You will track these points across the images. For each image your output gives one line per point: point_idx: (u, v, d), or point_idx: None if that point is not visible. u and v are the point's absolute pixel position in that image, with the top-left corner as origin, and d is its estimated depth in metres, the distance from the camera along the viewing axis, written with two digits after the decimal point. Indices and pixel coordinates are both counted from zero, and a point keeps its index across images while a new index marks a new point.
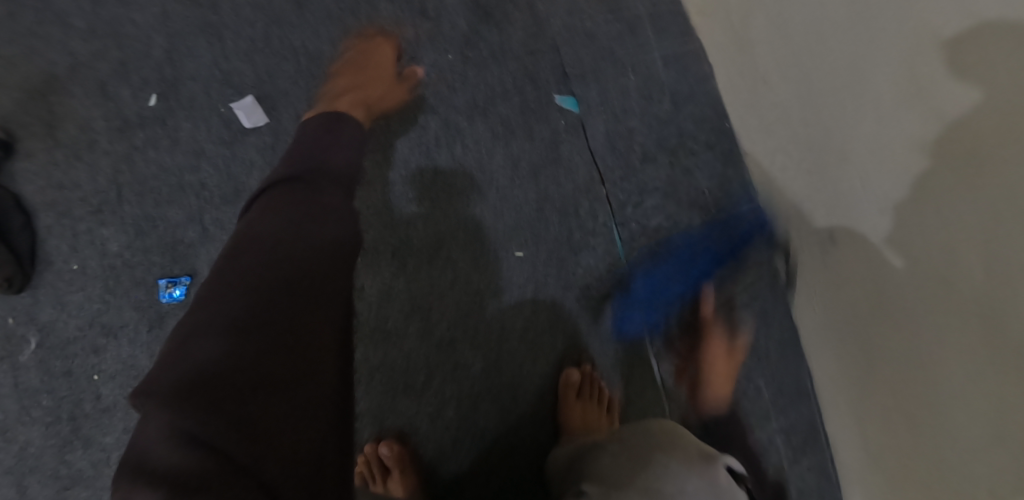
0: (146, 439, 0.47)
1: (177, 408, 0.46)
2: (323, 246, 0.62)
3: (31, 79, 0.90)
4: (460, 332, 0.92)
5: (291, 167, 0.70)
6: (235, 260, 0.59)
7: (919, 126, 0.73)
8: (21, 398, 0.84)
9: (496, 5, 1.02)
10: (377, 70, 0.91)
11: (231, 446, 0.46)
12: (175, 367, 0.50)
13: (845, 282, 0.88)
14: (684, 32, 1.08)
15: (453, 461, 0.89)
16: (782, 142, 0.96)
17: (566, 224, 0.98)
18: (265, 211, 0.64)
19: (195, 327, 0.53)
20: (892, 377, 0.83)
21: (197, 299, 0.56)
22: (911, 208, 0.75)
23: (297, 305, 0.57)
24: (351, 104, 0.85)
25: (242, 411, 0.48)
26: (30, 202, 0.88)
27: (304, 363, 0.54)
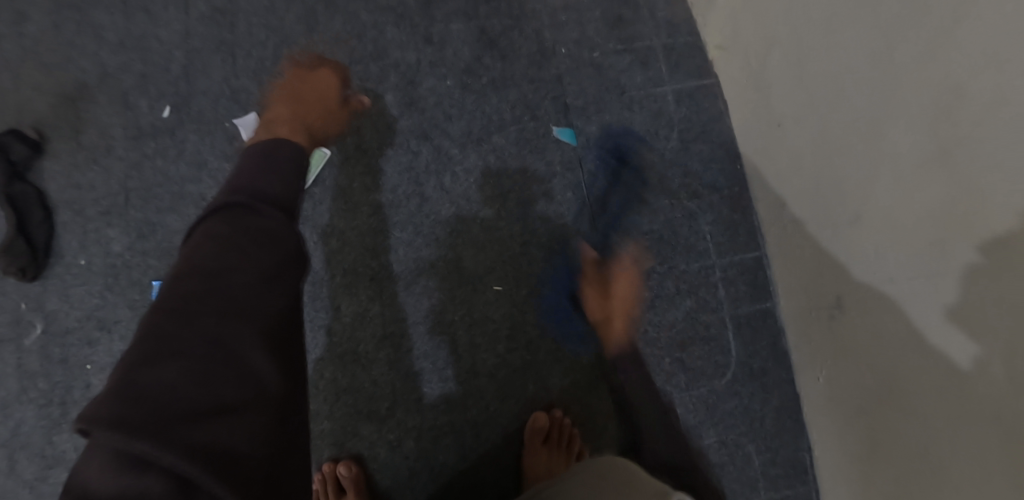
0: (94, 472, 0.43)
1: (138, 434, 0.43)
2: (273, 268, 0.60)
3: (65, 86, 0.98)
4: (429, 362, 0.91)
5: (234, 192, 0.65)
6: (182, 283, 0.55)
7: (935, 192, 0.67)
8: (22, 378, 0.91)
9: (501, 32, 1.00)
10: (318, 97, 0.91)
11: (201, 474, 0.44)
12: (122, 395, 0.45)
13: (866, 352, 0.81)
14: (701, 66, 1.02)
15: (407, 492, 0.89)
16: (795, 192, 0.89)
17: (552, 261, 0.94)
18: (208, 236, 0.60)
19: (144, 353, 0.49)
20: (904, 460, 0.77)
21: (141, 325, 0.51)
22: (931, 283, 0.69)
23: (244, 331, 0.54)
24: (291, 129, 0.83)
25: (206, 439, 0.46)
26: (52, 198, 0.95)
27: (261, 388, 0.52)
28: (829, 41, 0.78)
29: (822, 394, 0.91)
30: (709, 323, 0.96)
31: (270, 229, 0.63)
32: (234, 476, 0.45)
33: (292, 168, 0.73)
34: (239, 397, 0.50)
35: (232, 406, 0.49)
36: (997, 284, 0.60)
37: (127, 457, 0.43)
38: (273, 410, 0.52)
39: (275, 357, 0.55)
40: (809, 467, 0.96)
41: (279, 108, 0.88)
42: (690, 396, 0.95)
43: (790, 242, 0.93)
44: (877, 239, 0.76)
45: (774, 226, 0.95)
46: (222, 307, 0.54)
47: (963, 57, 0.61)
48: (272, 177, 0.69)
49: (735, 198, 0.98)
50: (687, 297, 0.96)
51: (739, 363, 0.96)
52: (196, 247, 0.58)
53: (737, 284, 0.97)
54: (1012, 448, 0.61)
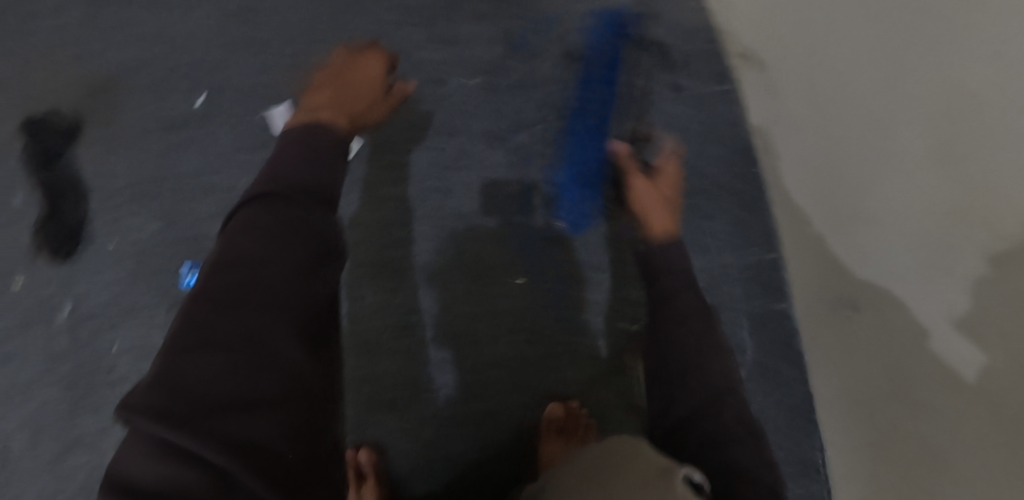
0: (137, 460, 0.46)
1: (182, 429, 0.45)
2: (305, 257, 0.60)
3: (100, 75, 1.01)
4: (448, 353, 0.93)
5: (274, 180, 0.65)
6: (220, 274, 0.55)
7: (941, 191, 0.72)
8: (49, 358, 0.93)
9: (526, 34, 1.03)
10: (364, 85, 0.88)
11: (237, 469, 0.47)
12: (165, 384, 0.47)
13: (865, 349, 0.85)
14: (721, 71, 1.03)
15: (424, 481, 0.90)
16: (801, 190, 0.93)
17: (571, 256, 0.97)
18: (249, 222, 0.60)
19: (183, 344, 0.50)
20: (903, 464, 0.79)
21: (178, 316, 0.53)
22: (937, 279, 0.74)
23: (279, 321, 0.55)
24: (334, 116, 0.79)
25: (242, 432, 0.48)
26: (84, 184, 0.98)
27: (294, 379, 0.53)
28: (852, 50, 0.80)
29: (833, 393, 0.93)
30: (724, 321, 0.98)
31: (305, 219, 0.62)
32: (268, 468, 0.48)
33: (328, 153, 0.71)
34: (272, 393, 0.51)
35: (267, 399, 0.51)
36: (1003, 276, 0.66)
37: (169, 450, 0.46)
38: (303, 401, 0.54)
39: (305, 348, 0.56)
40: (820, 467, 0.96)
41: (321, 91, 0.85)
42: None
43: (804, 241, 0.95)
44: (896, 245, 0.78)
45: (791, 228, 0.97)
46: (257, 301, 0.54)
47: (970, 64, 0.67)
48: (310, 164, 0.68)
49: (752, 200, 1.00)
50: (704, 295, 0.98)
51: (753, 360, 0.98)
52: (234, 237, 0.59)
53: (752, 284, 0.99)
54: (1011, 435, 0.66)
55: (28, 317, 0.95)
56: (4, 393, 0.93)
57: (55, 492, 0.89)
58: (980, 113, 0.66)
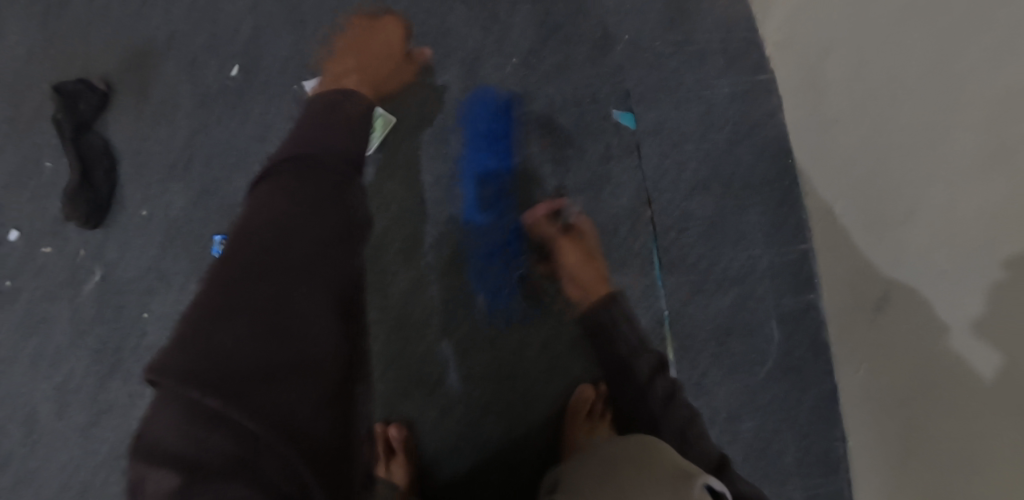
0: (167, 426, 0.46)
1: (209, 391, 0.46)
2: (331, 228, 0.61)
3: (135, 40, 0.99)
4: (480, 332, 0.93)
5: (304, 145, 0.69)
6: (248, 241, 0.57)
7: (990, 193, 0.69)
8: (78, 324, 0.93)
9: (567, 16, 1.01)
10: (384, 47, 0.90)
11: (264, 435, 0.46)
12: (194, 349, 0.48)
13: (907, 349, 0.83)
14: (758, 62, 1.02)
15: (453, 458, 0.91)
16: (841, 188, 0.91)
17: (606, 242, 0.97)
18: (275, 191, 0.62)
19: (213, 309, 0.51)
20: (942, 459, 0.79)
21: (206, 282, 0.53)
22: (981, 284, 0.72)
23: (306, 289, 0.55)
24: (360, 83, 0.84)
25: (271, 398, 0.48)
26: (117, 151, 0.97)
27: (323, 347, 0.53)
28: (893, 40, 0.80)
29: (859, 387, 0.94)
30: (753, 312, 0.98)
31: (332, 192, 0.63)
32: (297, 437, 0.48)
33: (358, 121, 0.76)
34: (301, 358, 0.51)
35: (295, 366, 0.51)
36: None
37: (200, 416, 0.46)
38: (334, 370, 0.53)
39: (335, 317, 0.56)
40: (842, 461, 0.97)
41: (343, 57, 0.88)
42: (733, 381, 0.97)
43: (839, 237, 0.93)
44: (922, 237, 0.79)
45: (821, 223, 0.97)
46: (284, 267, 0.56)
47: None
48: (339, 131, 0.72)
49: (786, 191, 1.00)
50: (734, 286, 0.98)
51: (779, 353, 0.98)
52: (263, 201, 0.61)
53: (783, 277, 0.99)
54: None
55: (57, 283, 0.94)
56: (34, 358, 0.93)
57: (87, 457, 0.91)
58: (1001, 110, 0.67)
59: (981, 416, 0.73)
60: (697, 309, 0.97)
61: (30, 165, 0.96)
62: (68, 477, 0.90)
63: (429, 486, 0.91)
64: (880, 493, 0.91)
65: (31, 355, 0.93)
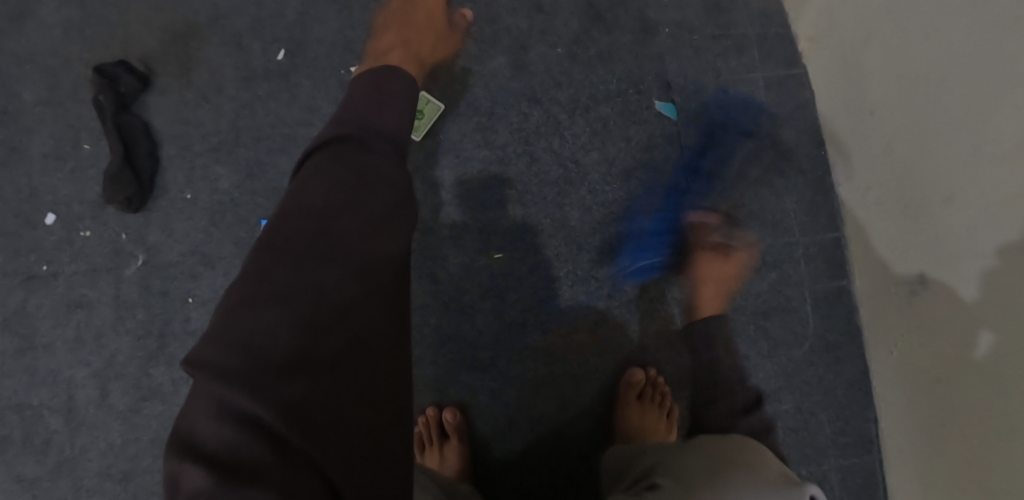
0: (202, 418, 0.45)
1: (239, 387, 0.45)
2: (369, 213, 0.58)
3: (176, 23, 0.98)
4: (531, 316, 0.96)
5: (346, 123, 0.65)
6: (289, 227, 0.56)
7: None
8: (119, 308, 0.91)
9: (609, 7, 1.04)
10: (426, 20, 0.92)
11: (289, 436, 0.45)
12: (227, 341, 0.47)
13: (943, 332, 0.84)
14: (791, 56, 1.06)
15: (506, 441, 0.94)
16: (877, 177, 0.94)
17: (650, 227, 1.00)
18: (316, 174, 0.60)
19: (246, 298, 0.50)
20: (982, 439, 0.79)
21: (246, 267, 0.53)
22: (1014, 261, 0.71)
23: (339, 281, 0.53)
24: (404, 57, 0.85)
25: (300, 397, 0.46)
26: (159, 134, 0.95)
27: (354, 341, 0.51)
28: (927, 34, 0.81)
29: (896, 369, 0.95)
30: (790, 296, 1.01)
31: (367, 177, 0.60)
32: (324, 439, 0.46)
33: (404, 98, 0.71)
34: (333, 354, 0.49)
35: (322, 362, 0.49)
36: None
37: (226, 410, 0.45)
38: (364, 367, 0.51)
39: (367, 310, 0.53)
40: (873, 438, 1.00)
41: (388, 33, 0.89)
42: (772, 361, 1.00)
43: (872, 223, 0.96)
44: (961, 221, 0.79)
45: (857, 210, 0.99)
46: (319, 255, 0.54)
47: None
48: (387, 116, 0.68)
49: (819, 180, 1.04)
50: (771, 270, 1.01)
51: (815, 335, 1.01)
52: (306, 184, 0.59)
53: (817, 261, 1.02)
54: None
55: (96, 266, 0.92)
56: (73, 344, 0.91)
57: (129, 445, 0.89)
58: None
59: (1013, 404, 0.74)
60: (738, 292, 1.00)
61: (67, 147, 0.94)
62: (109, 464, 0.88)
63: (483, 469, 0.93)
64: (914, 468, 0.93)
65: (69, 340, 0.91)
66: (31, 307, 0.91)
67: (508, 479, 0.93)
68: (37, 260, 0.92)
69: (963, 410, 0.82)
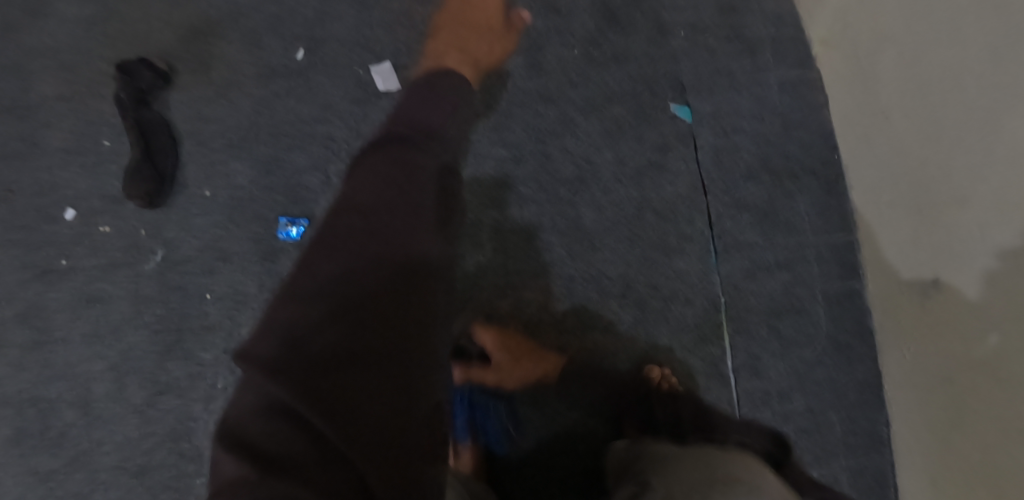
0: (243, 407, 0.43)
1: (280, 378, 0.43)
2: (410, 208, 0.55)
3: (196, 21, 0.98)
4: (547, 314, 0.97)
5: (406, 120, 0.63)
6: (346, 218, 0.54)
7: None
8: (137, 303, 0.92)
9: (624, 9, 1.05)
10: (484, 20, 0.91)
11: (326, 432, 0.43)
12: (277, 335, 0.45)
13: (955, 334, 0.84)
14: (805, 59, 1.07)
15: (520, 439, 0.95)
16: (892, 180, 0.94)
17: (664, 227, 1.00)
18: (373, 167, 0.57)
19: (301, 291, 0.48)
20: (992, 441, 0.79)
21: (301, 258, 0.51)
22: None
23: (379, 276, 0.51)
24: (460, 61, 0.84)
25: (340, 393, 0.44)
26: (178, 130, 0.96)
27: (393, 337, 0.49)
28: (944, 36, 0.81)
29: (905, 371, 0.95)
30: (802, 297, 1.01)
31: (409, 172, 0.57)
32: (359, 438, 0.44)
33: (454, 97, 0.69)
34: (381, 359, 0.47)
35: (368, 367, 0.47)
36: None
37: (269, 409, 0.42)
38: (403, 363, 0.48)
39: (407, 305, 0.51)
40: (884, 439, 1.00)
41: (449, 28, 0.90)
42: (786, 361, 1.00)
43: (887, 224, 0.96)
44: (974, 223, 0.79)
45: (872, 211, 1.00)
46: (374, 252, 0.52)
47: None
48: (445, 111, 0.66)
49: (831, 181, 1.04)
50: (784, 271, 1.02)
51: (827, 335, 1.01)
52: (364, 178, 0.56)
53: (828, 263, 1.03)
54: None
55: (115, 261, 0.93)
56: (90, 338, 0.91)
57: (145, 439, 0.89)
58: None
59: (1020, 407, 0.74)
60: (750, 292, 1.01)
61: (86, 143, 0.95)
62: (124, 458, 0.89)
63: (497, 466, 0.94)
64: (923, 469, 0.93)
65: (86, 334, 0.91)
66: (49, 300, 0.92)
67: (522, 477, 0.94)
68: (56, 254, 0.93)
69: (974, 412, 0.82)
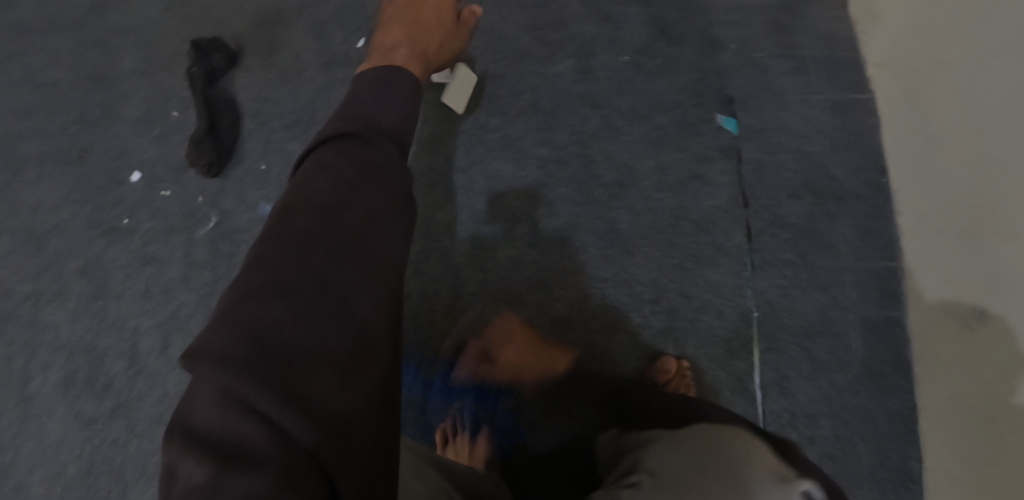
0: (203, 406, 0.38)
1: (242, 372, 0.38)
2: (373, 203, 0.51)
3: (267, 8, 1.05)
4: (575, 313, 0.98)
5: (349, 122, 0.56)
6: (297, 216, 0.48)
7: None
8: (189, 266, 0.97)
9: (675, 22, 1.07)
10: (434, 21, 0.89)
11: (298, 428, 0.38)
12: (231, 327, 0.40)
13: (995, 369, 0.81)
14: (857, 81, 1.06)
15: (538, 435, 0.94)
16: (940, 209, 0.92)
17: (700, 237, 1.01)
18: (324, 165, 0.51)
19: (252, 286, 0.43)
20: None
21: (252, 255, 0.45)
22: None
23: (352, 270, 0.46)
24: (408, 58, 0.79)
25: (313, 386, 0.40)
26: (241, 108, 1.02)
27: (370, 331, 0.45)
28: (999, 66, 0.80)
29: (938, 402, 0.92)
30: (839, 321, 0.99)
31: (377, 166, 0.53)
32: (338, 435, 0.40)
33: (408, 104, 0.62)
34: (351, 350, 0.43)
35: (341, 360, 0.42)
36: None
37: (229, 403, 0.38)
38: (382, 363, 0.45)
39: (369, 302, 0.46)
40: (916, 478, 0.93)
41: (393, 27, 0.85)
42: (817, 384, 0.97)
43: (931, 253, 0.94)
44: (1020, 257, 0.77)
45: (915, 239, 0.98)
46: (339, 245, 0.47)
47: None
48: (397, 113, 0.59)
49: (878, 205, 1.02)
50: (821, 292, 1.00)
51: (862, 362, 0.98)
52: (319, 174, 0.51)
53: (869, 288, 1.00)
54: None
55: (172, 225, 0.98)
56: (143, 293, 0.97)
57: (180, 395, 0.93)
58: None
59: None
60: (785, 310, 0.99)
61: (157, 114, 1.02)
62: (161, 411, 0.93)
63: (513, 460, 0.94)
64: None
65: (140, 290, 0.97)
66: (109, 256, 0.98)
67: (537, 474, 0.93)
68: (121, 214, 0.99)
69: (1010, 451, 0.79)
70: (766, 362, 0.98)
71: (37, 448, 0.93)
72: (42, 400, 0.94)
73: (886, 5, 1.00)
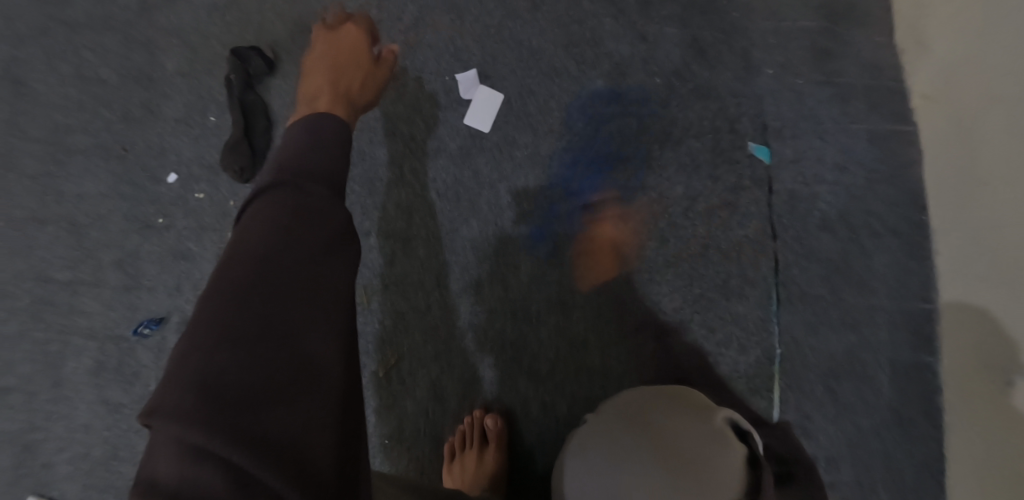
0: (164, 463, 0.42)
1: (196, 425, 0.42)
2: (317, 242, 0.53)
3: (306, 16, 1.07)
4: (593, 335, 0.97)
5: (284, 166, 0.57)
6: (244, 265, 0.50)
7: None
8: None
9: (713, 43, 1.04)
10: (349, 61, 0.90)
11: (252, 467, 0.42)
12: (181, 384, 0.43)
13: None
14: (901, 112, 1.01)
15: (550, 455, 0.94)
16: (984, 252, 0.87)
17: (725, 267, 0.98)
18: (265, 210, 0.54)
19: (199, 340, 0.46)
20: None
21: (200, 308, 0.48)
22: None
23: (296, 314, 0.49)
24: (332, 102, 0.82)
25: (260, 429, 0.44)
26: (275, 114, 1.05)
27: (317, 372, 0.48)
28: None
29: (971, 457, 0.87)
30: (867, 363, 0.95)
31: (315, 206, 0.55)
32: (299, 470, 0.44)
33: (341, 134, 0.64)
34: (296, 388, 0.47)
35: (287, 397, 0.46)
36: None
37: (186, 454, 0.42)
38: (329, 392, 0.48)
39: (311, 339, 0.49)
40: None
41: (315, 76, 0.86)
42: (840, 427, 0.94)
43: (972, 299, 0.89)
44: None
45: (954, 281, 0.93)
46: (283, 289, 0.50)
47: None
48: (330, 148, 0.61)
49: (916, 244, 0.98)
50: (850, 331, 0.96)
51: (889, 408, 0.94)
52: (261, 222, 0.53)
53: (902, 331, 0.96)
54: None
55: (204, 224, 1.02)
56: (173, 290, 1.00)
57: None
58: None
59: None
60: (810, 348, 0.96)
61: (196, 116, 1.05)
62: None
63: (524, 479, 0.94)
64: None
65: (170, 286, 1.00)
66: (143, 251, 1.02)
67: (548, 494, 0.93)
68: (156, 212, 1.03)
69: None
70: (787, 400, 0.95)
71: (66, 430, 0.97)
72: (73, 385, 0.99)
73: (935, 34, 0.96)
